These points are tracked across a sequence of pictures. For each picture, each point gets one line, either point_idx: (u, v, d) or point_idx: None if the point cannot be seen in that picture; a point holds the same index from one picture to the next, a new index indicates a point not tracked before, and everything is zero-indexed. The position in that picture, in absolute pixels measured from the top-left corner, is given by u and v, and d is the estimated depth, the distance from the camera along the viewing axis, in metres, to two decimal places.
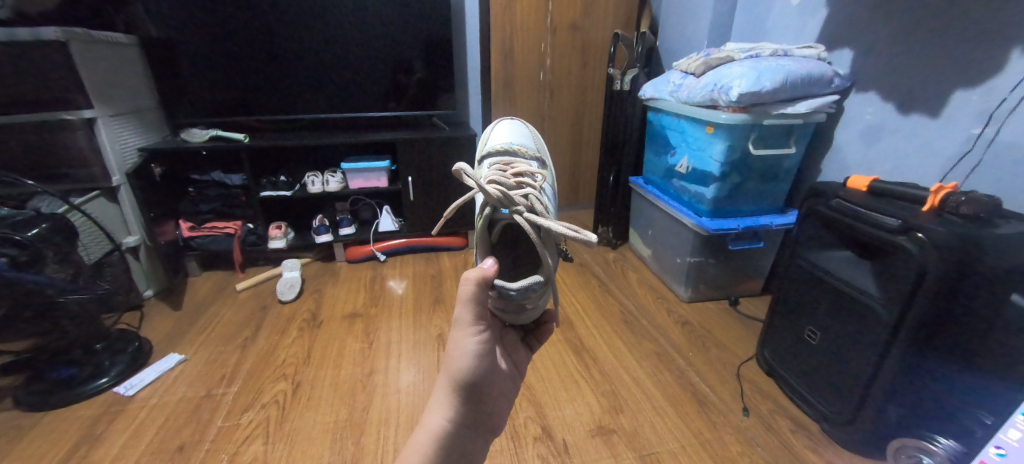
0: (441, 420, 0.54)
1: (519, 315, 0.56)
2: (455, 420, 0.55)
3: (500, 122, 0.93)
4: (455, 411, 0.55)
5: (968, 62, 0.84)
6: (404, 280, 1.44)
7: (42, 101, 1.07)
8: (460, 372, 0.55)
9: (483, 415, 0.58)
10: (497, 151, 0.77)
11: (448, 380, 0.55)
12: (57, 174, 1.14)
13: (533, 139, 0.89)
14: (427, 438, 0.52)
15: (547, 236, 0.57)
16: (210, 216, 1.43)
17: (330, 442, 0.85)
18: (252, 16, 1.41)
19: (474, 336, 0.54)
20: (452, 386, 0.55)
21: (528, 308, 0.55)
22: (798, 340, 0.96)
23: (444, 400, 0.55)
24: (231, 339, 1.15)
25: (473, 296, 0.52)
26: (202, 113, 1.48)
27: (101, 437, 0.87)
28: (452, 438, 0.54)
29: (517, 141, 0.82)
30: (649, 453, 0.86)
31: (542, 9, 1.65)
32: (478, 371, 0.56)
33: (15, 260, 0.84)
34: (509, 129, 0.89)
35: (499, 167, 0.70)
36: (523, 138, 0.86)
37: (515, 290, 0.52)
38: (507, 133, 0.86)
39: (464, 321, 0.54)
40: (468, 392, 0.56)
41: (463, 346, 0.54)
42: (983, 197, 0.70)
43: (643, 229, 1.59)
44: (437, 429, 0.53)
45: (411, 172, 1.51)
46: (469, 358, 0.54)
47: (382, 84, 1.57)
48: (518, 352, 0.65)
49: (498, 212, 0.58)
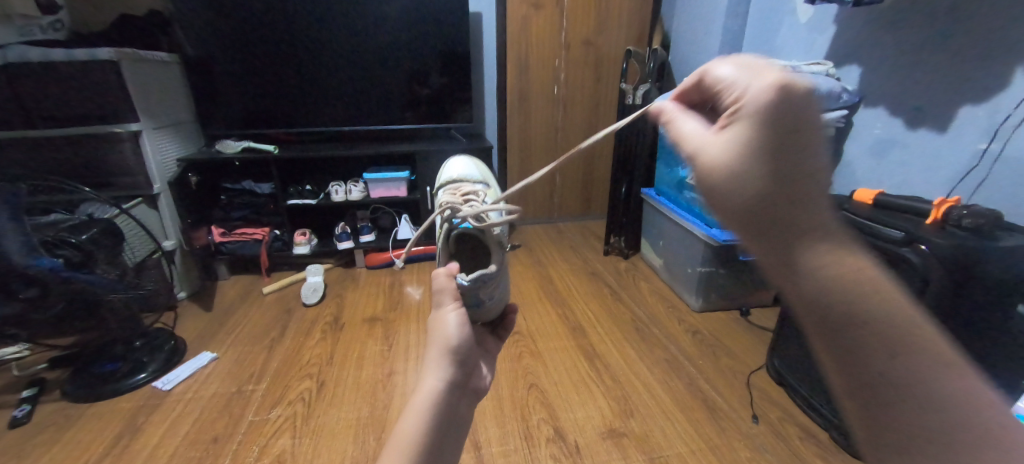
0: (433, 381, 0.49)
1: (481, 310, 0.54)
2: (448, 382, 0.50)
3: (451, 158, 0.92)
4: (449, 374, 0.50)
5: (973, 80, 0.86)
6: (421, 286, 1.50)
7: (95, 115, 1.17)
8: (447, 339, 0.51)
9: (470, 383, 0.54)
10: (453, 181, 0.77)
11: (437, 348, 0.51)
12: (103, 183, 1.23)
13: (481, 169, 0.87)
14: (421, 400, 0.48)
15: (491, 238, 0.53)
16: (240, 222, 1.53)
17: (353, 437, 0.90)
18: (283, 34, 1.50)
19: (455, 308, 0.52)
20: (442, 351, 0.51)
21: (486, 301, 0.53)
22: (805, 349, 0.98)
23: (434, 363, 0.50)
24: (258, 339, 1.21)
25: (444, 285, 0.51)
26: (234, 126, 1.57)
27: (141, 428, 0.93)
28: (445, 401, 0.49)
29: (473, 171, 0.83)
30: (658, 456, 0.89)
31: (556, 26, 1.72)
32: (469, 339, 0.52)
33: (71, 260, 0.92)
34: (463, 161, 0.88)
35: (454, 191, 0.70)
36: (473, 169, 0.83)
37: (468, 281, 0.50)
38: (462, 166, 0.84)
39: (444, 300, 0.52)
40: (460, 358, 0.51)
41: (447, 318, 0.51)
42: (984, 210, 0.72)
43: (654, 239, 1.62)
44: (431, 391, 0.48)
45: (429, 182, 1.58)
46: (455, 325, 0.51)
47: (403, 98, 1.64)
48: (489, 338, 0.62)
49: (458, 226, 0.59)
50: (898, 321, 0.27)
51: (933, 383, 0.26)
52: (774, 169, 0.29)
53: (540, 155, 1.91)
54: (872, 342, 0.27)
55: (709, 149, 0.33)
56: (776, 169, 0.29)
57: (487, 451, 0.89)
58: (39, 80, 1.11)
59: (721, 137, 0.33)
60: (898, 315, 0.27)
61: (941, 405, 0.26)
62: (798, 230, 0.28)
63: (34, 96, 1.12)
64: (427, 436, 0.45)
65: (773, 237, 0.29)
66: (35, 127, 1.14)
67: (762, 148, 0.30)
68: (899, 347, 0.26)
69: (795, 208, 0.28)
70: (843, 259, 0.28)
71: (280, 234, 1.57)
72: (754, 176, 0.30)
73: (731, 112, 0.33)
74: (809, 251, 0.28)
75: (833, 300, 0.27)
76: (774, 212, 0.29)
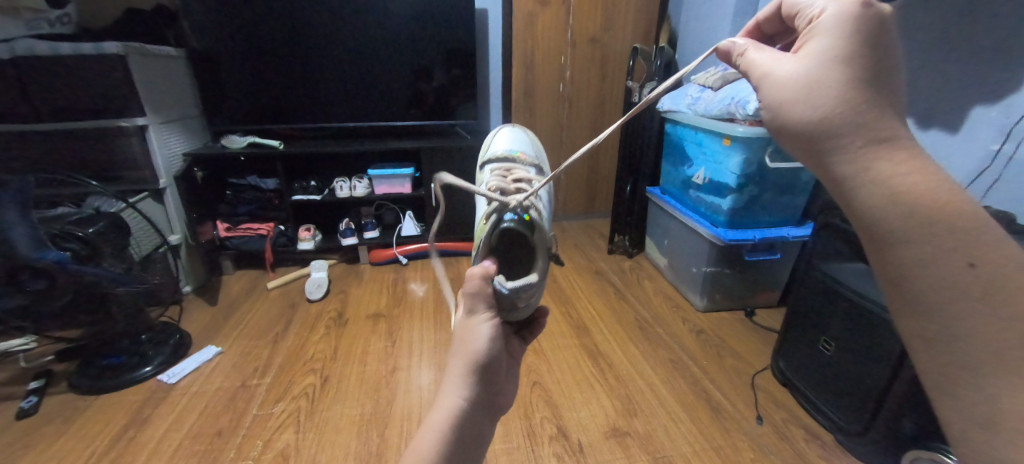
0: (457, 398, 0.48)
1: (511, 314, 0.55)
2: (472, 399, 0.49)
3: (498, 131, 0.96)
4: (472, 390, 0.50)
5: (985, 80, 0.85)
6: (425, 283, 1.49)
7: (102, 110, 1.17)
8: (474, 354, 0.50)
9: (494, 397, 0.53)
10: (499, 157, 0.80)
11: (462, 362, 0.50)
12: (110, 177, 1.23)
13: (532, 147, 0.91)
14: (442, 417, 0.47)
15: (540, 239, 0.56)
16: (246, 218, 1.54)
17: (356, 432, 0.90)
18: (289, 29, 1.50)
19: (487, 318, 0.52)
20: (466, 366, 0.50)
21: (521, 307, 0.54)
22: (811, 350, 0.98)
23: (458, 378, 0.49)
24: (263, 334, 1.21)
25: (477, 290, 0.52)
26: (239, 121, 1.57)
27: (147, 420, 0.94)
28: (467, 418, 0.48)
29: (518, 148, 0.86)
30: (662, 456, 0.88)
31: (563, 23, 1.71)
32: (496, 353, 0.52)
33: (78, 253, 0.92)
34: (512, 135, 0.92)
35: (500, 173, 0.71)
36: (520, 146, 0.88)
37: (507, 288, 0.52)
38: (508, 142, 0.89)
39: (475, 309, 0.52)
40: (485, 373, 0.51)
41: (476, 331, 0.51)
42: (997, 213, 0.73)
43: (659, 239, 1.61)
44: (453, 408, 0.48)
45: (434, 179, 1.58)
46: (483, 338, 0.51)
47: (408, 95, 1.64)
48: (514, 345, 0.61)
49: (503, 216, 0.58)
50: (954, 222, 0.32)
51: (987, 286, 0.30)
52: (853, 79, 0.37)
53: (545, 152, 1.90)
54: (915, 236, 0.33)
55: (789, 69, 0.40)
56: (853, 84, 0.37)
57: (490, 448, 0.89)
58: (47, 74, 1.12)
59: (806, 55, 0.40)
60: (963, 221, 0.32)
61: (996, 298, 0.30)
62: (867, 139, 0.35)
63: (41, 90, 1.13)
64: (445, 453, 0.44)
65: (839, 137, 0.36)
66: (41, 121, 1.15)
67: (842, 64, 0.37)
68: (947, 247, 0.32)
69: (863, 120, 0.36)
70: (901, 159, 0.35)
71: (284, 230, 1.56)
72: (832, 84, 0.37)
73: (810, 35, 0.40)
74: (878, 155, 0.35)
75: (886, 196, 0.34)
76: (852, 114, 0.36)
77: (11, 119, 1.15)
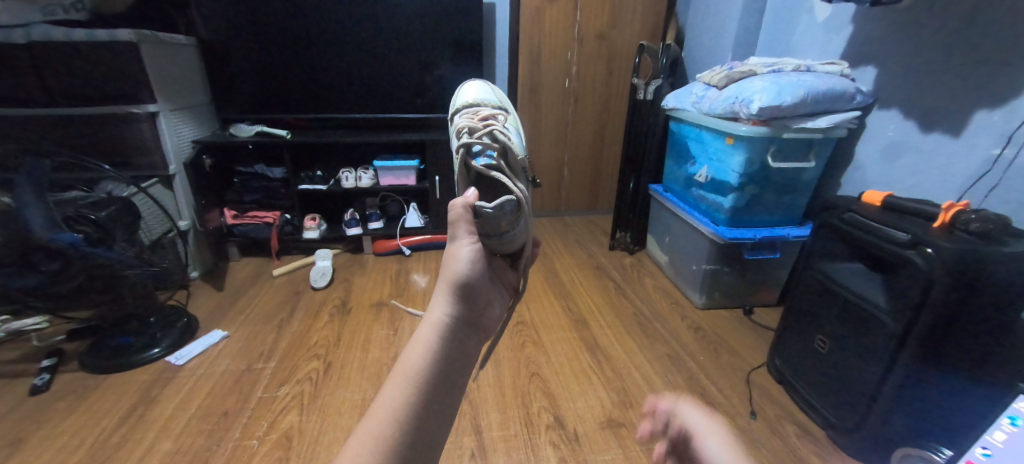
0: (443, 314, 0.45)
1: (505, 242, 0.53)
2: (460, 315, 0.46)
3: (466, 82, 0.87)
4: (456, 309, 0.46)
5: (988, 84, 0.85)
6: (426, 275, 1.51)
7: (113, 96, 1.19)
8: (456, 275, 0.47)
9: (482, 320, 0.50)
10: (467, 104, 0.71)
11: (444, 282, 0.47)
12: (123, 162, 1.25)
13: (498, 96, 0.82)
14: (430, 331, 0.43)
15: (516, 164, 0.58)
16: (252, 206, 1.56)
17: (359, 416, 0.92)
18: (298, 19, 1.51)
19: (470, 243, 0.50)
20: (450, 287, 0.47)
21: (509, 232, 0.52)
22: (806, 346, 0.99)
23: (445, 293, 0.46)
24: (268, 319, 1.24)
25: (460, 222, 0.50)
26: (249, 110, 1.60)
27: (156, 399, 0.97)
28: (453, 334, 0.44)
29: (486, 97, 0.77)
30: (656, 447, 0.90)
31: (570, 19, 1.71)
32: (479, 279, 0.49)
33: (90, 236, 0.94)
34: (478, 85, 0.83)
35: (469, 114, 0.67)
36: (489, 95, 0.79)
37: (491, 208, 0.50)
38: (475, 90, 0.80)
39: (459, 234, 0.50)
40: (472, 295, 0.48)
41: (459, 253, 0.49)
42: (992, 215, 0.72)
43: (660, 236, 1.62)
44: (439, 322, 0.44)
45: (438, 172, 1.60)
46: (465, 261, 0.49)
47: (414, 87, 1.65)
48: (509, 274, 0.58)
49: (472, 154, 0.56)
50: None
51: None
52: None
53: (548, 147, 1.93)
54: None
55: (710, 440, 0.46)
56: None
57: (490, 435, 0.91)
58: (64, 59, 1.14)
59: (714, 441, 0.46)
60: None
61: None
62: None
63: (56, 75, 1.15)
64: (435, 363, 0.41)
65: None
66: (58, 105, 1.18)
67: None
68: None
69: None
70: None
71: (290, 219, 1.59)
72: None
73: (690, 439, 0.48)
74: None
75: None
76: None
77: (29, 103, 1.17)
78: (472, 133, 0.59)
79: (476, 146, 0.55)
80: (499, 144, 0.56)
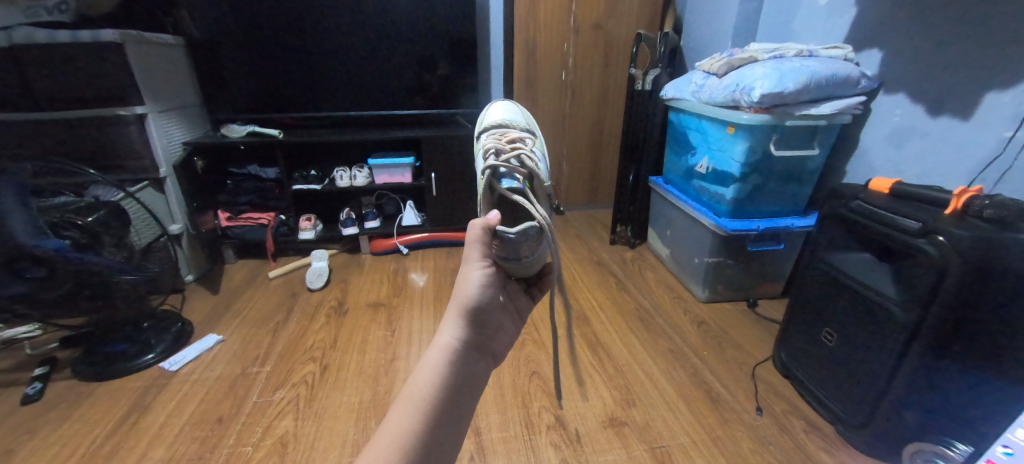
0: (451, 339, 0.43)
1: (522, 266, 0.48)
2: (469, 342, 0.44)
3: (493, 104, 0.83)
4: (466, 333, 0.44)
5: (999, 65, 0.82)
6: (424, 273, 1.49)
7: (100, 99, 1.17)
8: (467, 300, 0.45)
9: (491, 344, 0.47)
10: (495, 125, 0.67)
11: (454, 304, 0.45)
12: (112, 165, 1.23)
13: (525, 118, 0.79)
14: (439, 357, 0.41)
15: (540, 191, 0.52)
16: (246, 207, 1.53)
17: (354, 420, 0.90)
18: (287, 17, 1.48)
19: (482, 266, 0.46)
20: (461, 313, 0.45)
21: (527, 258, 0.47)
22: (813, 340, 0.96)
23: (455, 316, 0.44)
24: (264, 322, 1.22)
25: (479, 243, 0.46)
26: (241, 111, 1.57)
27: (150, 405, 0.95)
28: (461, 361, 0.42)
29: (514, 119, 0.73)
30: (660, 447, 0.88)
31: (565, 10, 1.68)
32: (490, 303, 0.47)
33: (77, 242, 0.93)
34: (505, 108, 0.79)
35: (496, 134, 0.62)
36: (516, 117, 0.75)
37: (514, 233, 0.44)
38: (502, 111, 0.76)
39: (473, 257, 0.47)
40: (481, 320, 0.46)
41: (471, 277, 0.46)
42: (1008, 201, 0.68)
43: (662, 229, 1.59)
44: (447, 348, 0.42)
45: (434, 169, 1.57)
46: (475, 286, 0.46)
47: (408, 83, 1.62)
48: (522, 297, 0.54)
49: (496, 179, 0.50)
50: None
51: None
52: None
53: (546, 142, 1.90)
54: None
55: None
56: None
57: (489, 436, 0.89)
58: (48, 62, 1.12)
59: None
60: None
61: None
62: None
63: (40, 79, 1.13)
64: (443, 393, 0.39)
65: None
66: (43, 109, 1.16)
67: None
68: None
69: None
70: None
71: (286, 220, 1.57)
72: None
73: None
74: None
75: None
76: None
77: (14, 108, 1.15)
78: (498, 155, 0.53)
79: (502, 168, 0.50)
80: (526, 169, 0.51)
